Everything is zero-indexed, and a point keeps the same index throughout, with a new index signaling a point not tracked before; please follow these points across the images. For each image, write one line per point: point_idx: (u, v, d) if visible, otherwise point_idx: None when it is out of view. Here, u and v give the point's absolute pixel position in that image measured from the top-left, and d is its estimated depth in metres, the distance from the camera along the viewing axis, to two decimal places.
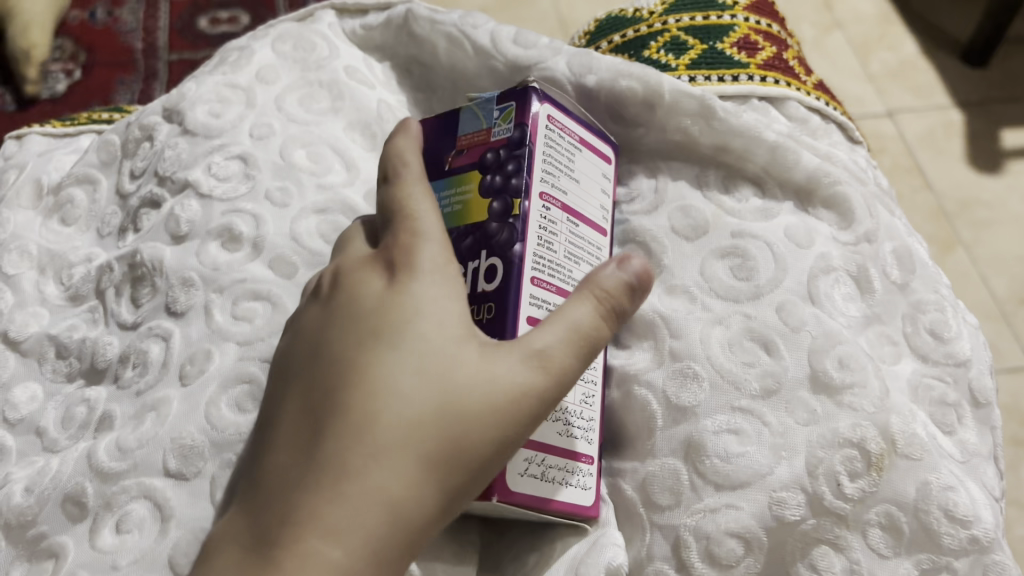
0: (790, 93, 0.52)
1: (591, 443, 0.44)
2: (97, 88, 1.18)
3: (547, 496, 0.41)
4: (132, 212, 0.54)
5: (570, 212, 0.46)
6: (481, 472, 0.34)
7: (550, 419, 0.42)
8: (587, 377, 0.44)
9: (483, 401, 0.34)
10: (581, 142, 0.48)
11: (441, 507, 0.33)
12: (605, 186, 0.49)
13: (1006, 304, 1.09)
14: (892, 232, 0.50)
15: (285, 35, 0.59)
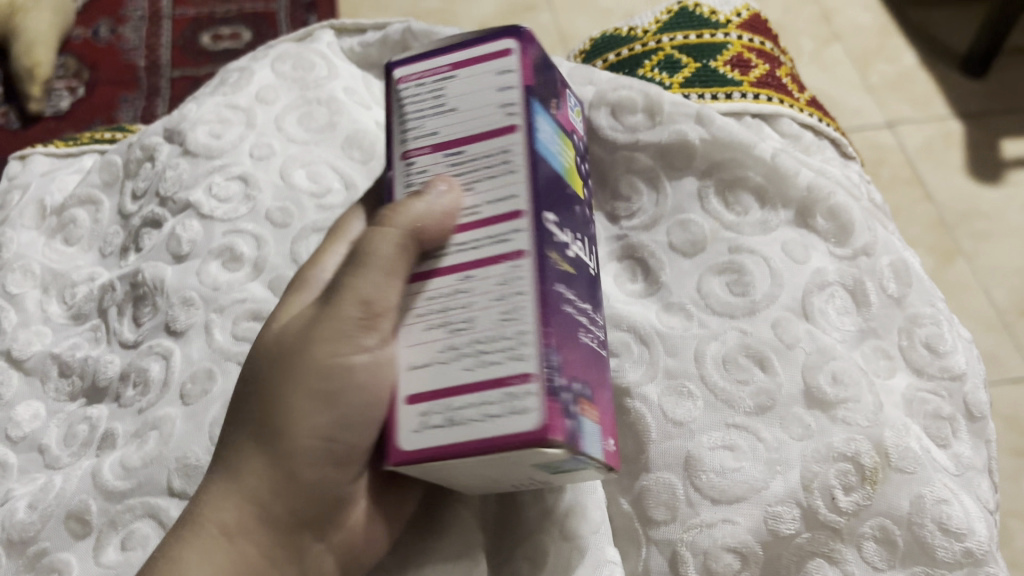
0: (783, 110, 0.52)
1: (527, 360, 0.33)
2: (100, 105, 1.19)
3: (462, 440, 0.33)
4: (134, 231, 0.55)
5: (449, 144, 0.37)
6: (306, 420, 0.37)
7: (445, 364, 0.34)
8: (514, 284, 0.34)
9: (291, 358, 0.38)
10: (455, 59, 0.38)
11: (274, 458, 0.38)
12: (508, 83, 0.37)
13: (1007, 314, 1.09)
14: (890, 248, 0.49)
15: (284, 55, 0.60)
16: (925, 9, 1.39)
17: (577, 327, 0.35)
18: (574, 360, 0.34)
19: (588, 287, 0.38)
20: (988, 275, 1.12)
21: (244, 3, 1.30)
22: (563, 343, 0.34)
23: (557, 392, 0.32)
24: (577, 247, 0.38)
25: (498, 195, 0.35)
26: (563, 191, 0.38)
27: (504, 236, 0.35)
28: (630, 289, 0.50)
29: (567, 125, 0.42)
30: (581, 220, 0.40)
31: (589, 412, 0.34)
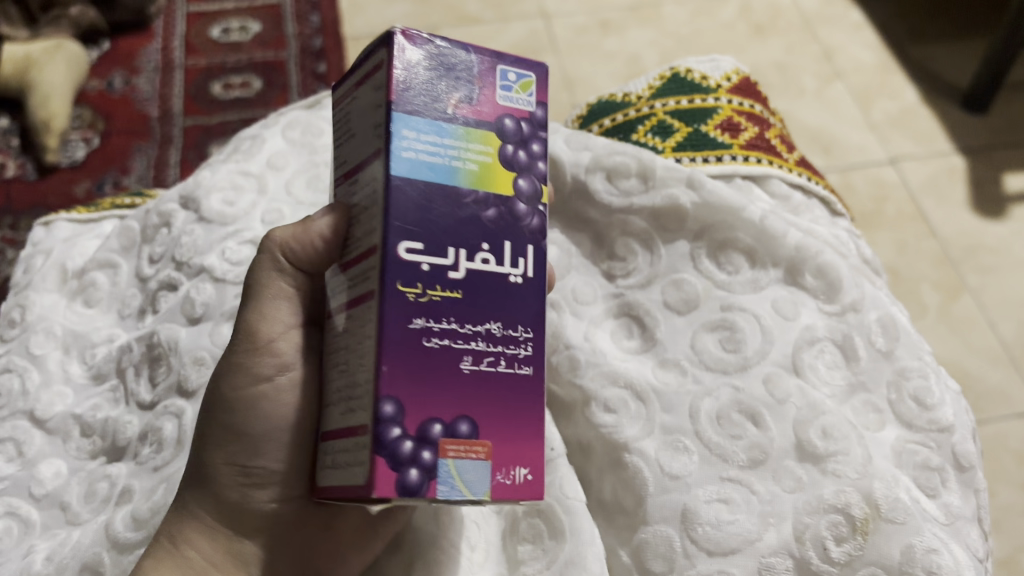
0: (772, 171, 0.55)
1: (364, 410, 0.36)
2: (115, 154, 1.22)
3: (339, 483, 0.38)
4: (151, 294, 0.57)
5: (352, 170, 0.41)
6: (225, 452, 0.44)
7: (341, 404, 0.39)
8: (365, 336, 0.37)
9: (210, 404, 0.45)
10: (359, 86, 0.41)
11: (205, 486, 0.45)
12: (376, 102, 0.39)
13: (1015, 349, 1.10)
14: (877, 303, 0.51)
15: (295, 122, 0.63)
16: (924, 46, 1.42)
17: (441, 358, 0.37)
18: (434, 398, 0.36)
19: (486, 308, 0.38)
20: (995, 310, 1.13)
21: (255, 53, 1.35)
22: (409, 387, 0.36)
23: (387, 445, 0.35)
24: (469, 260, 0.38)
25: (362, 241, 0.39)
26: (434, 209, 0.37)
27: (366, 273, 0.38)
28: (626, 346, 0.52)
29: (487, 107, 0.39)
30: (490, 226, 0.38)
31: (455, 452, 0.36)
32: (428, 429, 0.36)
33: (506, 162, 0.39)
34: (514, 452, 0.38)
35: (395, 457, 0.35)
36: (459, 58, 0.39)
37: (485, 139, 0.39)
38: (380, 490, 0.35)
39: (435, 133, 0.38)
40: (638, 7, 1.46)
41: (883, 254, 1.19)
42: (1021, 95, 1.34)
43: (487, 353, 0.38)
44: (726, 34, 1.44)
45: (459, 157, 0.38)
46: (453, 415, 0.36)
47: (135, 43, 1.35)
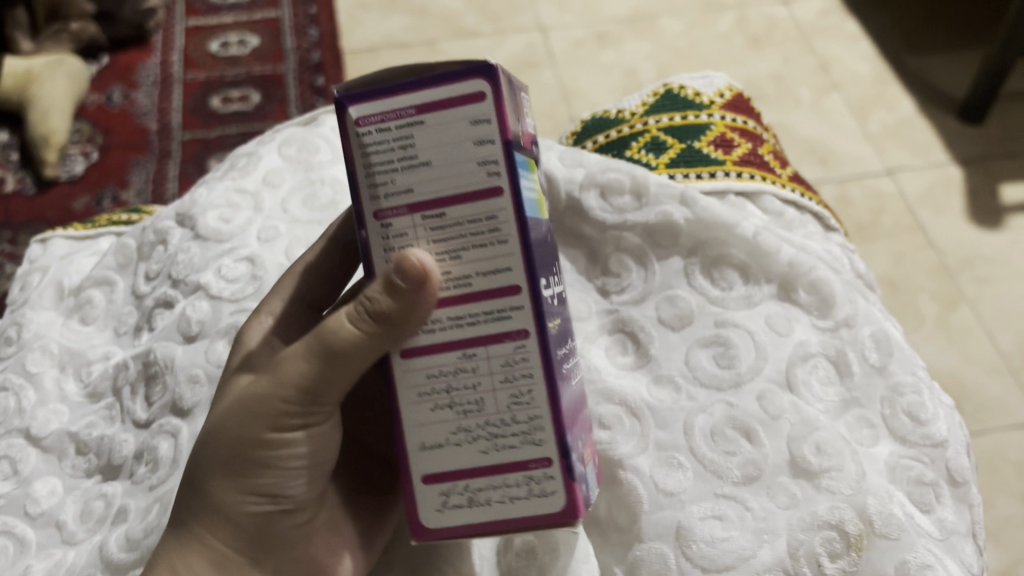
0: (765, 187, 0.55)
1: (544, 445, 0.37)
2: (113, 168, 1.22)
3: (481, 519, 0.37)
4: (147, 311, 0.57)
5: (426, 205, 0.36)
6: (249, 482, 0.42)
7: (460, 443, 0.37)
8: (511, 376, 0.37)
9: (231, 434, 0.41)
10: (423, 106, 0.35)
11: (221, 514, 0.42)
12: (485, 133, 0.35)
13: (1013, 359, 1.10)
14: (870, 318, 0.51)
15: (291, 139, 0.63)
16: (921, 57, 1.42)
17: (566, 382, 0.38)
18: (575, 421, 0.38)
19: (565, 324, 0.40)
20: (992, 320, 1.13)
21: (253, 67, 1.35)
22: (568, 413, 0.37)
23: (575, 468, 0.37)
24: (556, 284, 0.39)
25: (483, 277, 0.36)
26: (542, 241, 0.38)
27: (501, 313, 0.37)
28: (620, 362, 0.52)
29: (526, 141, 0.39)
30: (552, 249, 0.40)
31: (587, 457, 0.39)
32: (576, 446, 0.38)
33: (541, 189, 0.40)
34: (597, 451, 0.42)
35: (576, 476, 0.37)
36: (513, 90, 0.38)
37: (534, 171, 0.39)
38: (578, 513, 0.37)
39: (525, 170, 0.37)
40: (635, 20, 1.47)
41: (881, 264, 1.19)
42: (1017, 106, 1.35)
43: (571, 367, 0.40)
44: (723, 46, 1.44)
45: (533, 186, 0.38)
46: (581, 431, 0.39)
47: (134, 57, 1.36)
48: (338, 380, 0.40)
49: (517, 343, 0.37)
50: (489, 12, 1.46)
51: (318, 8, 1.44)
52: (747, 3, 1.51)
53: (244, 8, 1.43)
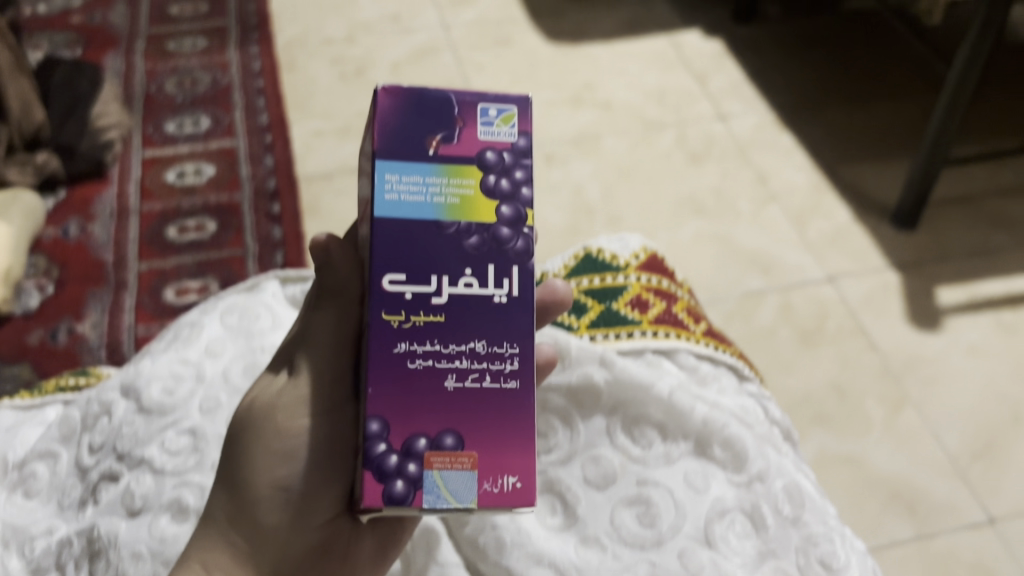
0: (680, 344, 0.60)
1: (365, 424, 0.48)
2: (69, 301, 1.22)
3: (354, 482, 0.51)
4: (92, 485, 0.58)
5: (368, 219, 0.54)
6: (269, 474, 0.52)
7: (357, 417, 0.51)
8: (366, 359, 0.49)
9: (248, 424, 0.53)
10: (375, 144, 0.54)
11: (237, 498, 0.52)
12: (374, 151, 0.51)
13: (962, 460, 1.09)
14: (783, 471, 0.54)
15: (231, 307, 0.67)
16: (854, 166, 1.49)
17: (429, 378, 0.48)
18: (422, 419, 0.48)
19: (469, 326, 0.49)
20: (938, 421, 1.13)
21: (208, 196, 1.39)
22: (393, 408, 0.48)
23: (377, 459, 0.47)
24: (453, 285, 0.49)
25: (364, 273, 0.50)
26: (422, 243, 0.49)
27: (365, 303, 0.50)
28: (550, 523, 0.53)
29: (466, 145, 0.50)
30: (474, 253, 0.49)
31: (438, 462, 0.47)
32: (414, 443, 0.48)
33: (489, 192, 0.50)
34: (501, 465, 0.48)
35: (382, 470, 0.47)
36: (443, 106, 0.50)
37: (470, 174, 0.50)
38: (371, 497, 0.47)
39: (419, 174, 0.50)
40: (580, 140, 1.53)
41: (826, 371, 1.18)
42: (948, 211, 1.40)
43: (473, 369, 0.49)
44: (664, 162, 1.50)
45: (441, 193, 0.50)
46: (438, 430, 0.48)
47: (90, 190, 1.38)
48: (309, 359, 0.52)
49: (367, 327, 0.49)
50: None
51: (273, 136, 1.49)
52: (686, 121, 1.58)
53: (201, 137, 1.49)
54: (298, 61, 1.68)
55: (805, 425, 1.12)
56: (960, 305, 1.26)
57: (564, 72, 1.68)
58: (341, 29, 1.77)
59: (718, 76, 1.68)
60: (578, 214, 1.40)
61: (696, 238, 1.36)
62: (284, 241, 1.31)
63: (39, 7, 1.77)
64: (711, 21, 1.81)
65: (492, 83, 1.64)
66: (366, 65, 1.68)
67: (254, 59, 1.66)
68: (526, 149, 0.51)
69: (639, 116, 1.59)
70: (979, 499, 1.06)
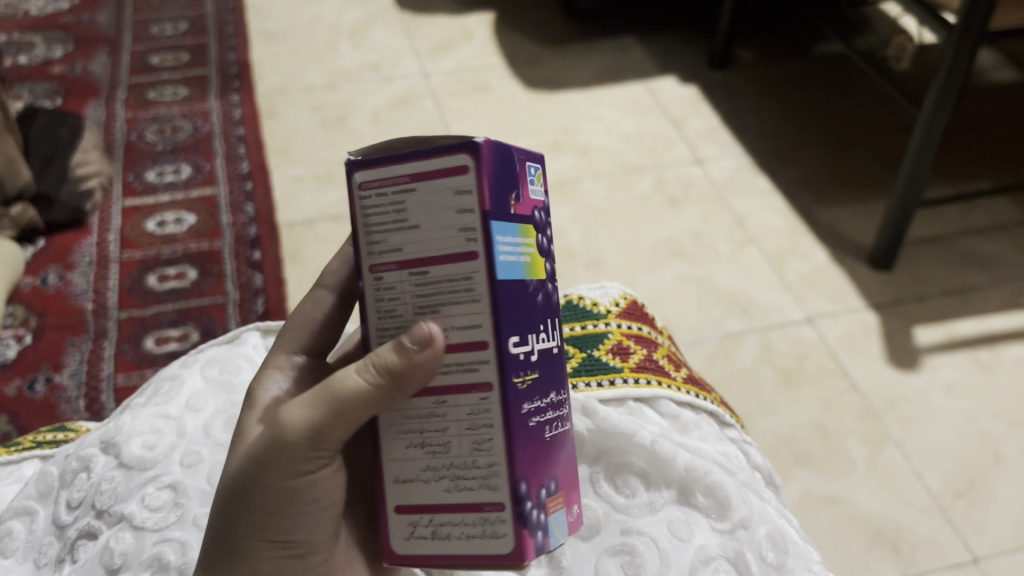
0: (661, 391, 0.61)
1: (497, 491, 0.43)
2: (47, 351, 1.21)
3: (443, 552, 0.45)
4: (70, 542, 0.57)
5: (412, 263, 0.43)
6: (270, 529, 0.48)
7: (431, 479, 0.45)
8: (473, 425, 0.43)
9: (251, 480, 0.47)
10: (412, 174, 0.42)
11: (243, 561, 0.48)
12: (455, 201, 0.41)
13: (944, 498, 1.09)
14: (766, 517, 0.54)
15: (212, 360, 0.67)
16: (830, 209, 1.51)
17: (535, 432, 0.45)
18: (538, 467, 0.45)
19: (549, 378, 0.47)
20: (920, 460, 1.13)
21: (190, 244, 1.38)
22: (528, 463, 0.44)
23: (527, 516, 0.43)
24: (538, 340, 0.45)
25: (452, 329, 0.43)
26: (522, 301, 0.44)
27: (470, 366, 0.43)
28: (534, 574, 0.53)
29: (526, 206, 0.45)
30: (542, 306, 0.46)
31: (551, 506, 0.46)
32: (541, 493, 0.45)
33: (541, 251, 0.46)
34: (570, 493, 0.48)
35: (530, 524, 0.44)
36: (511, 160, 0.44)
37: (529, 237, 0.45)
38: (525, 557, 0.43)
39: (511, 234, 0.43)
40: (560, 185, 1.54)
41: (808, 411, 1.19)
42: (922, 251, 1.42)
43: (551, 416, 0.46)
44: (643, 206, 1.51)
45: (522, 253, 0.44)
46: (547, 476, 0.46)
47: (71, 238, 1.37)
48: (339, 431, 0.46)
49: (481, 395, 0.43)
50: None
51: (254, 183, 1.49)
52: (663, 165, 1.60)
53: (181, 186, 1.49)
54: (278, 108, 1.70)
55: (786, 465, 1.12)
56: (938, 344, 1.27)
57: (542, 117, 1.70)
58: (321, 78, 1.79)
59: (695, 120, 1.71)
60: (559, 257, 1.40)
61: (675, 280, 1.37)
62: (266, 287, 1.30)
63: (20, 58, 1.78)
64: (686, 67, 1.85)
65: (472, 128, 1.66)
66: (347, 112, 1.69)
67: (234, 107, 1.68)
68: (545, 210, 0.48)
69: (617, 160, 1.61)
70: (961, 536, 1.05)
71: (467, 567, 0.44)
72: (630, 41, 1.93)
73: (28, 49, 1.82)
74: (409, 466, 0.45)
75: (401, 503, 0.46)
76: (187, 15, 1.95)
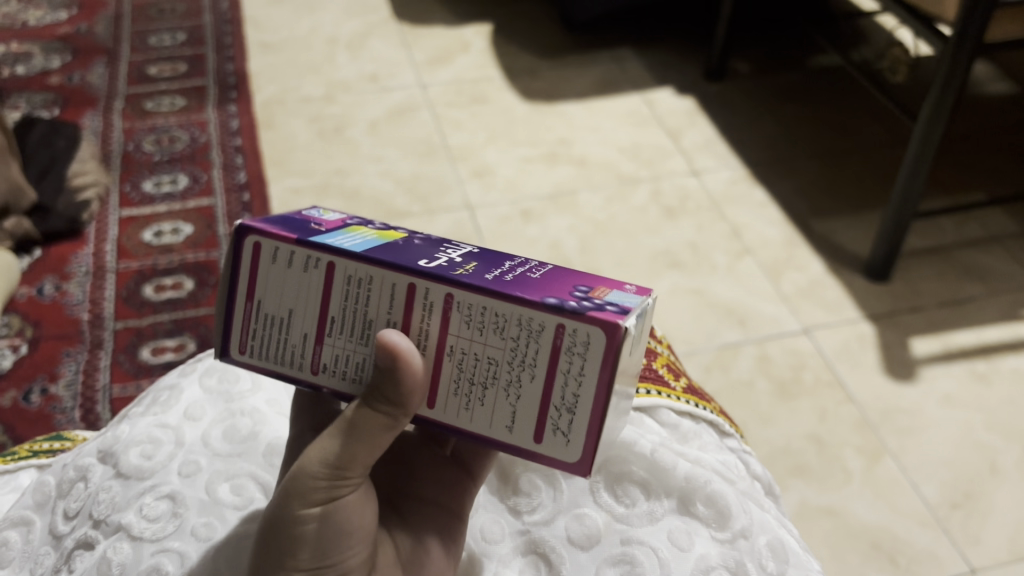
0: (660, 400, 0.62)
1: (544, 325, 0.40)
2: (44, 360, 1.20)
3: (588, 407, 0.40)
4: (66, 552, 0.56)
5: (322, 327, 0.44)
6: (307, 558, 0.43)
7: (517, 395, 0.41)
8: (481, 325, 0.41)
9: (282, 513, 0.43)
10: (246, 297, 0.45)
11: None
12: (278, 265, 0.43)
13: (940, 510, 1.09)
14: (765, 527, 0.54)
15: (211, 369, 0.67)
16: (826, 221, 1.51)
17: (520, 280, 0.42)
18: (554, 286, 0.41)
19: (495, 256, 0.45)
20: (916, 472, 1.13)
21: (186, 254, 1.38)
22: (541, 290, 0.41)
23: (580, 306, 0.39)
24: (449, 251, 0.44)
25: (394, 315, 0.42)
26: (405, 250, 0.43)
27: (426, 301, 0.41)
28: None
29: (334, 224, 0.47)
30: (427, 242, 0.45)
31: (600, 294, 0.41)
32: (578, 291, 0.41)
33: (383, 231, 0.47)
34: (608, 282, 0.44)
35: (596, 307, 0.39)
36: (289, 219, 0.46)
37: (358, 230, 0.46)
38: (613, 319, 0.39)
39: (340, 237, 0.44)
40: (557, 196, 1.55)
41: (805, 422, 1.19)
42: (917, 263, 1.42)
43: (525, 268, 0.44)
44: (639, 217, 1.51)
45: (363, 238, 0.45)
46: (571, 287, 0.42)
47: (67, 248, 1.37)
48: (363, 451, 0.43)
49: (455, 306, 0.41)
50: (418, 193, 1.53)
51: (251, 194, 1.49)
52: (659, 176, 1.60)
53: (177, 196, 1.49)
54: (276, 119, 1.70)
55: (783, 477, 1.12)
56: (934, 356, 1.27)
57: (538, 129, 1.71)
58: (319, 89, 1.79)
59: (691, 132, 1.71)
60: None
61: (671, 291, 1.37)
62: None
63: (17, 69, 1.78)
64: (682, 79, 1.85)
65: (469, 140, 1.66)
66: (344, 123, 1.70)
67: (232, 117, 1.68)
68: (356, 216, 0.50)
69: (614, 172, 1.61)
70: (958, 548, 1.05)
71: (607, 389, 0.40)
72: (626, 52, 1.94)
73: (26, 59, 1.82)
74: (499, 413, 0.42)
75: (531, 436, 0.42)
76: (184, 26, 1.96)
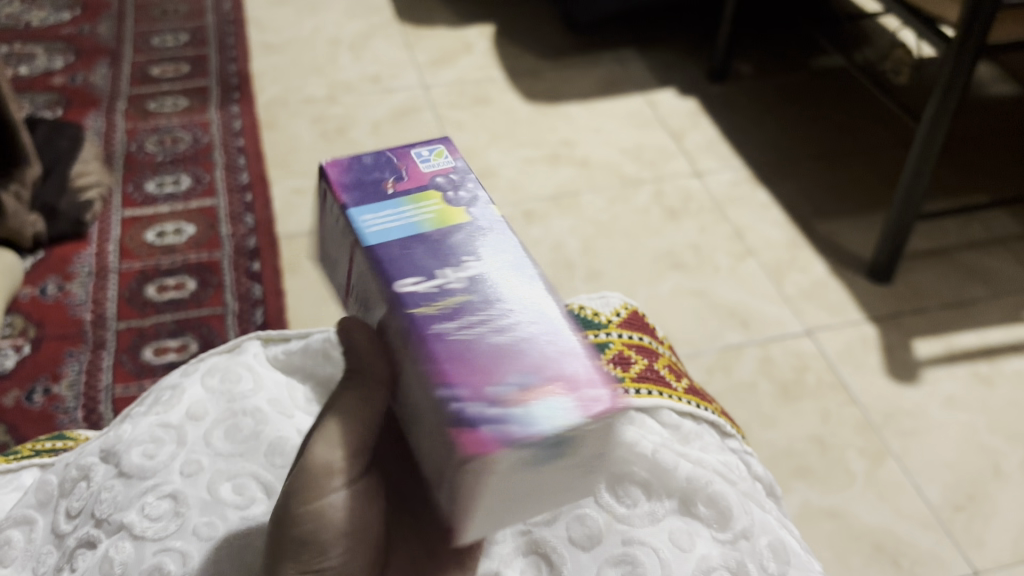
0: (662, 401, 0.62)
1: (435, 414, 0.41)
2: (46, 360, 1.20)
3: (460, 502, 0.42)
4: (68, 551, 0.56)
5: (356, 284, 0.50)
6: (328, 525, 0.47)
7: (425, 450, 0.44)
8: (413, 372, 0.44)
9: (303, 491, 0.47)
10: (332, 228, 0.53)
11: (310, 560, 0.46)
12: (338, 216, 0.50)
13: (943, 512, 1.09)
14: (766, 528, 0.55)
15: (213, 369, 0.67)
16: (829, 222, 1.51)
17: (480, 343, 0.43)
18: (484, 373, 0.41)
19: (503, 294, 0.45)
20: (919, 474, 1.13)
21: (189, 255, 1.38)
22: (459, 374, 0.41)
23: (464, 417, 0.40)
24: (459, 272, 0.46)
25: (378, 314, 0.47)
26: (417, 251, 0.46)
27: (392, 331, 0.45)
28: None
29: (419, 179, 0.51)
30: (460, 245, 0.47)
31: (532, 398, 0.41)
32: (488, 394, 0.41)
33: (451, 203, 0.50)
34: (575, 381, 0.41)
35: (474, 424, 0.39)
36: (385, 160, 0.52)
37: (432, 197, 0.50)
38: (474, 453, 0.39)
39: (388, 208, 0.49)
40: (559, 198, 1.55)
41: (807, 424, 1.19)
42: (919, 265, 1.42)
43: (507, 327, 0.43)
44: (641, 219, 1.51)
45: (414, 213, 0.49)
46: (505, 378, 0.41)
47: (70, 249, 1.38)
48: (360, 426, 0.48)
49: (404, 345, 0.44)
50: None
51: (253, 195, 1.49)
52: (662, 177, 1.60)
53: (180, 197, 1.49)
54: (279, 119, 1.70)
55: (786, 478, 1.12)
56: (937, 358, 1.27)
57: (541, 130, 1.71)
58: (321, 89, 1.79)
59: (694, 133, 1.71)
60: (558, 269, 1.40)
61: (674, 293, 1.37)
62: (265, 298, 1.30)
63: (21, 69, 1.79)
64: (685, 80, 1.85)
65: (471, 140, 1.66)
66: (347, 124, 1.70)
67: (234, 118, 1.68)
68: (465, 169, 0.52)
69: (617, 173, 1.61)
70: (961, 550, 1.05)
71: (465, 500, 0.41)
72: (629, 53, 1.94)
73: (30, 60, 1.82)
74: (417, 454, 0.45)
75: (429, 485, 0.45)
76: (188, 27, 1.96)
